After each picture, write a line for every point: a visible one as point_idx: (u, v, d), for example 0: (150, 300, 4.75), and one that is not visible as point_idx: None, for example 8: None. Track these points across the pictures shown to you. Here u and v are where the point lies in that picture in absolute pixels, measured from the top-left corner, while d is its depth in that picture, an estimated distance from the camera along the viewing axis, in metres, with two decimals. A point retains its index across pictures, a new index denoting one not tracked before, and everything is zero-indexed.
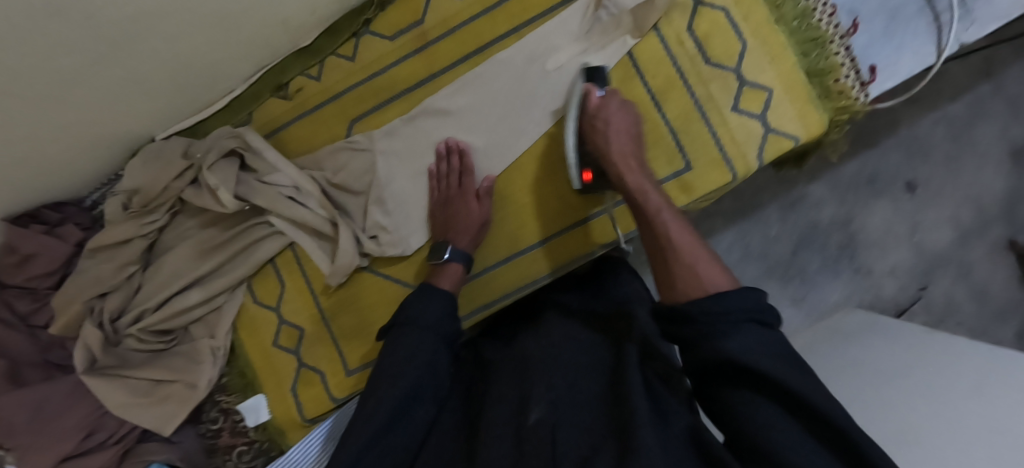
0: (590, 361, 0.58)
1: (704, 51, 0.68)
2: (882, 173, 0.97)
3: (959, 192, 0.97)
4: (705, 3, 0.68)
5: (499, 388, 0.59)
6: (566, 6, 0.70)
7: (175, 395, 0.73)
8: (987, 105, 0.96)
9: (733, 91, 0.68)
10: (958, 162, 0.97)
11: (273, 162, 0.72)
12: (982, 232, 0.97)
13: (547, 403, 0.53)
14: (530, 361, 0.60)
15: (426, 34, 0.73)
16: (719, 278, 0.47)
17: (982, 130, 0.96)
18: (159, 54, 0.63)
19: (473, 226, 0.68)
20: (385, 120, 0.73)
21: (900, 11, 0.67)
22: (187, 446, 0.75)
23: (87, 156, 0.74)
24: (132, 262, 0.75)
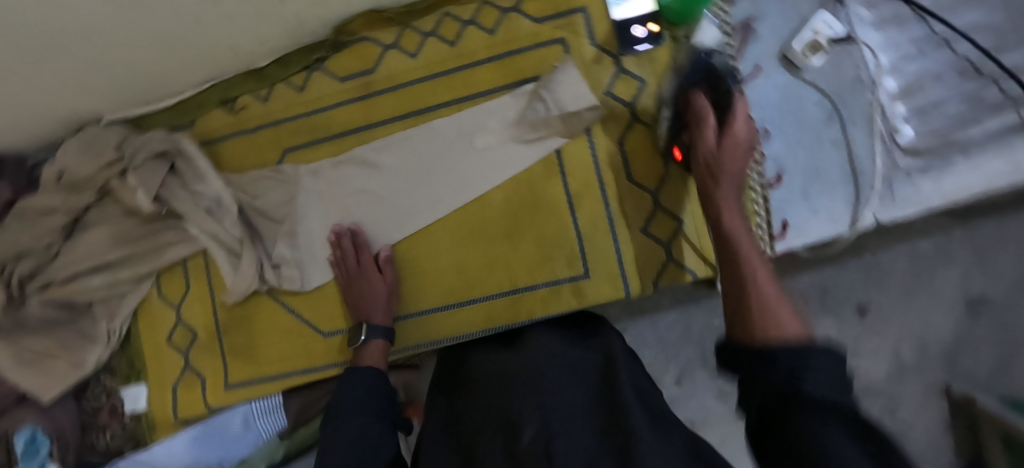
0: (571, 376, 0.54)
1: (628, 167, 0.70)
2: (834, 292, 0.95)
3: (906, 327, 0.94)
4: (641, 120, 0.70)
5: (481, 409, 0.54)
6: (509, 90, 0.73)
7: (58, 368, 0.76)
8: (954, 250, 0.93)
9: (646, 213, 0.70)
10: (913, 298, 0.94)
11: (202, 172, 0.75)
12: (918, 372, 0.94)
13: (538, 420, 0.46)
14: (515, 377, 0.55)
15: (371, 85, 0.75)
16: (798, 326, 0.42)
17: (942, 274, 0.93)
18: (96, 55, 0.65)
19: (381, 300, 0.69)
20: (315, 158, 0.76)
21: (825, 173, 0.68)
22: (60, 418, 0.78)
23: (32, 123, 0.77)
24: (54, 232, 0.78)
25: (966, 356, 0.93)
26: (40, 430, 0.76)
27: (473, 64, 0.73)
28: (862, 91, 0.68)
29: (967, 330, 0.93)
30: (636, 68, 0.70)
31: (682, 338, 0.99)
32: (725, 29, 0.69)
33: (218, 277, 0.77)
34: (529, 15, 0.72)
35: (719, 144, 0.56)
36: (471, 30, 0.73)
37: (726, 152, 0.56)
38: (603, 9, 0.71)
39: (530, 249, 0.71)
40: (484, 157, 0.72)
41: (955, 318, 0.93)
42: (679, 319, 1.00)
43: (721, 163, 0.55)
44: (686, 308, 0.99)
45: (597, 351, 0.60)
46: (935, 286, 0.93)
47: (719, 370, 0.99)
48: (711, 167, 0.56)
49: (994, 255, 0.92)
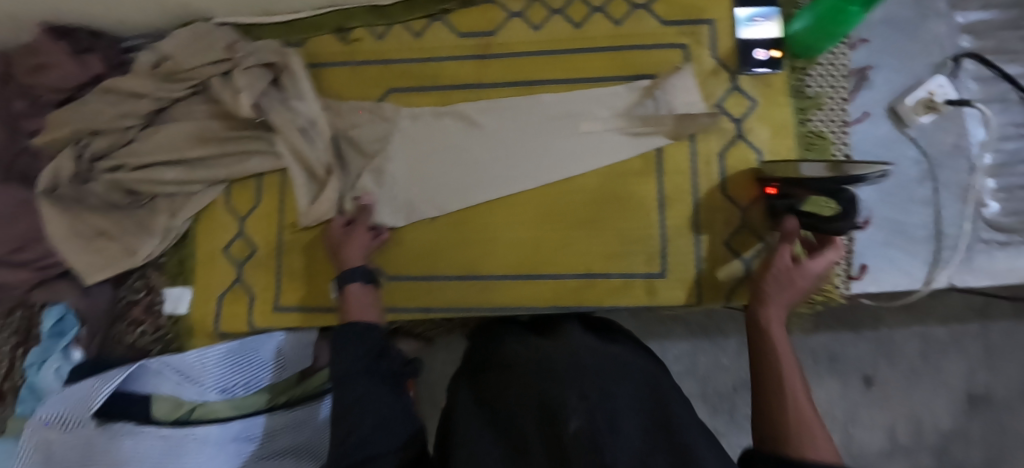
0: (613, 370, 0.50)
1: (724, 181, 0.71)
2: (842, 358, 0.94)
3: (905, 409, 0.93)
4: (746, 138, 0.71)
5: (516, 399, 0.48)
6: (622, 81, 0.74)
7: (110, 251, 0.74)
8: (965, 342, 0.92)
9: (731, 228, 0.70)
10: (918, 380, 0.93)
11: (304, 92, 0.75)
12: (910, 455, 0.92)
13: (586, 413, 0.41)
14: (553, 366, 0.50)
15: (489, 46, 0.75)
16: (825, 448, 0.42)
17: (951, 362, 0.92)
18: None
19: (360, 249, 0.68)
20: (417, 104, 0.76)
21: (908, 229, 0.70)
22: (98, 301, 0.76)
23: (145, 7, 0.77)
24: (133, 117, 0.75)
25: (958, 452, 0.91)
26: (67, 313, 0.75)
27: (591, 49, 0.74)
28: (961, 159, 0.70)
29: (962, 425, 0.91)
30: (750, 88, 0.72)
31: (686, 371, 0.96)
32: (842, 70, 0.71)
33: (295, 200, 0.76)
34: (658, 16, 0.74)
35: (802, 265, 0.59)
36: (598, 17, 0.75)
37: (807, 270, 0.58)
38: (730, 26, 0.73)
39: (609, 239, 0.71)
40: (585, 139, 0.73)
41: (954, 412, 0.92)
42: (690, 351, 0.97)
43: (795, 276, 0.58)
44: (698, 342, 0.97)
45: (640, 364, 0.55)
46: (942, 376, 0.92)
47: (718, 409, 0.96)
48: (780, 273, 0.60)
49: (1003, 358, 0.91)
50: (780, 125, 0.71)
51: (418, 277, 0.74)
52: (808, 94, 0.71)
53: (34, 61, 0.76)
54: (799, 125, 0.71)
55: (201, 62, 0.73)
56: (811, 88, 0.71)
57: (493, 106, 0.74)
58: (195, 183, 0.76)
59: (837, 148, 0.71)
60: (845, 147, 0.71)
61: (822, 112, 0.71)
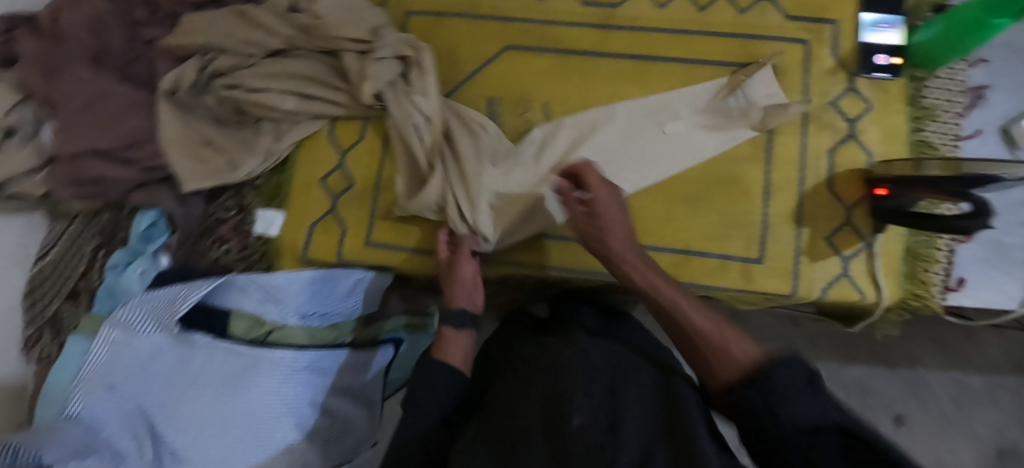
0: (616, 368, 0.50)
1: (832, 178, 0.72)
2: (872, 393, 0.94)
3: (932, 452, 0.91)
4: (857, 139, 0.72)
5: (524, 395, 0.50)
6: (742, 68, 0.75)
7: (214, 164, 0.73)
8: (995, 395, 0.91)
9: (834, 224, 0.71)
10: (944, 428, 0.91)
11: (429, 88, 0.72)
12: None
13: (589, 409, 0.43)
14: (559, 363, 0.51)
15: (611, 17, 0.77)
16: (738, 349, 0.43)
17: (979, 416, 0.91)
18: None
19: (466, 285, 0.65)
20: (534, 64, 0.77)
21: (1006, 250, 0.71)
22: (193, 211, 0.76)
23: None
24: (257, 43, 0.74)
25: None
26: (159, 220, 0.77)
27: (714, 33, 0.75)
28: None
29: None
30: (867, 91, 0.73)
31: None
32: (960, 85, 0.73)
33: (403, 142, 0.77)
34: (783, 10, 0.75)
35: (596, 182, 0.62)
36: (724, 3, 0.76)
37: (602, 190, 0.61)
38: (852, 28, 0.74)
39: (708, 220, 0.72)
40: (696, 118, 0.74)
41: (978, 456, 0.90)
42: None
43: (596, 212, 0.61)
44: None
45: (645, 357, 0.55)
46: (973, 425, 0.91)
47: None
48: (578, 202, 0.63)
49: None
50: (894, 131, 0.72)
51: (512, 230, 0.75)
52: (924, 104, 0.72)
53: None
54: (912, 133, 0.72)
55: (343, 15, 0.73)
56: (927, 99, 0.72)
57: (611, 76, 0.76)
58: (305, 112, 0.77)
59: None
60: None
61: (936, 123, 0.72)
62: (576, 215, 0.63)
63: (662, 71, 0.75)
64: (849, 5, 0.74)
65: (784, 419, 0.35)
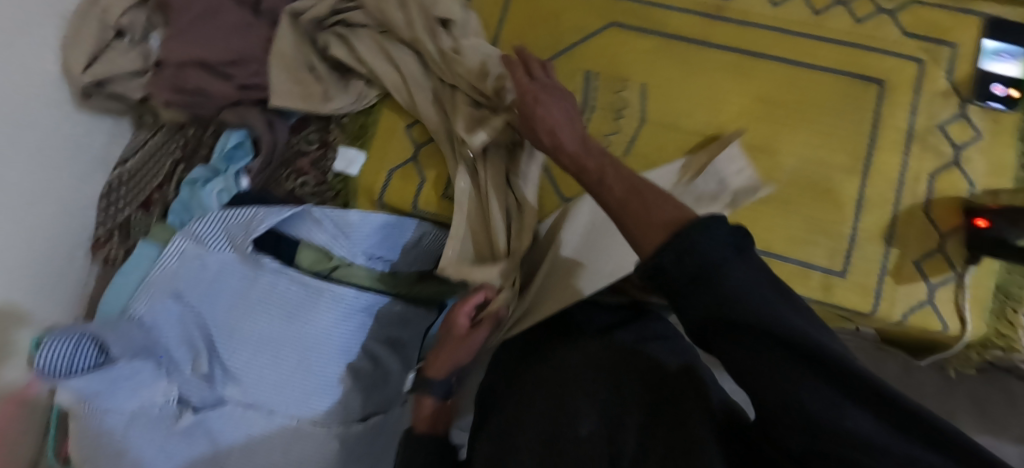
0: (615, 366, 0.53)
1: (929, 202, 0.69)
2: None
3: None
4: (960, 167, 0.70)
5: (533, 404, 0.54)
6: (850, 78, 0.73)
7: (308, 91, 0.75)
8: None
9: (925, 249, 0.68)
10: None
11: (534, 165, 0.70)
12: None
13: (597, 424, 0.48)
14: (565, 380, 0.53)
15: (720, 10, 0.76)
16: (678, 209, 0.35)
17: None
18: None
19: (451, 365, 0.63)
20: (636, 44, 0.77)
21: None
22: (278, 138, 0.77)
23: None
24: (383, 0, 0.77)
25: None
26: (245, 142, 0.78)
27: (826, 39, 0.74)
28: None
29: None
30: (978, 119, 0.70)
31: None
32: None
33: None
34: (901, 25, 0.73)
35: (522, 78, 0.56)
36: (839, 10, 0.75)
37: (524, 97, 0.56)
38: (972, 53, 0.72)
39: (793, 225, 0.70)
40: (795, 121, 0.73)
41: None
42: None
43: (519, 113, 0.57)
44: None
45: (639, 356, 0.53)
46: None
47: None
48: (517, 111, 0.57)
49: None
50: (1002, 164, 0.69)
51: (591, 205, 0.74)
52: None
53: None
54: (1019, 170, 0.69)
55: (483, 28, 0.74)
56: None
57: (713, 66, 0.75)
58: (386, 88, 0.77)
59: None
60: None
61: None
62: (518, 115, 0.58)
63: (765, 69, 0.74)
64: (971, 30, 0.72)
65: (733, 293, 0.28)
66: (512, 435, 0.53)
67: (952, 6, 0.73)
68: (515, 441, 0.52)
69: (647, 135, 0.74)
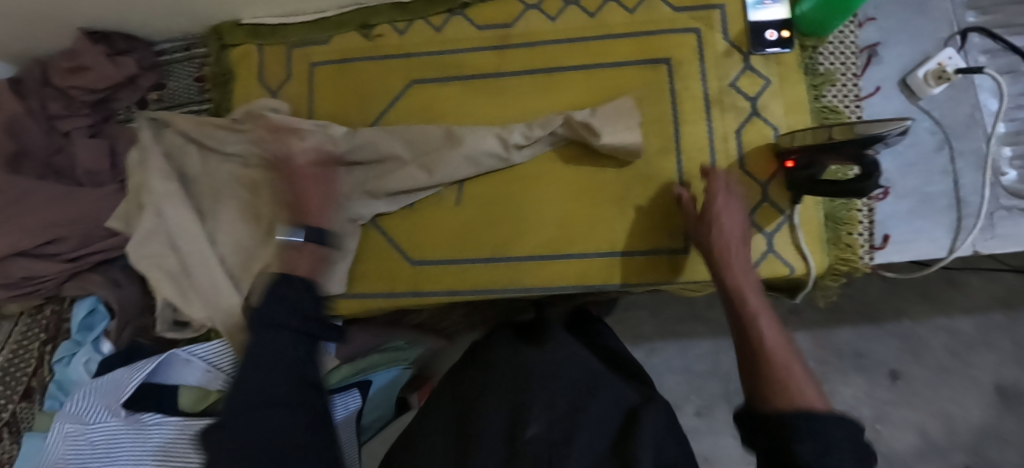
0: (588, 384, 0.58)
1: (742, 158, 0.72)
2: (868, 355, 0.99)
3: (936, 407, 0.97)
4: (761, 115, 0.73)
5: (497, 400, 0.58)
6: (640, 65, 0.76)
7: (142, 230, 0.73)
8: (992, 336, 0.97)
9: (753, 203, 0.71)
10: (947, 374, 0.97)
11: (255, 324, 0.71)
12: (942, 453, 0.95)
13: (545, 421, 0.52)
14: (531, 374, 0.59)
15: (508, 37, 0.78)
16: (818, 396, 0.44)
17: (981, 358, 0.96)
18: None
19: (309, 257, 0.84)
20: (443, 93, 0.78)
21: (932, 198, 0.70)
22: (128, 294, 0.76)
23: (186, 18, 0.81)
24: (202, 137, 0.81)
25: (990, 450, 0.94)
26: (99, 305, 0.77)
27: (609, 36, 0.76)
28: (977, 128, 0.71)
29: (994, 419, 0.95)
30: (762, 68, 0.74)
31: (711, 369, 0.95)
32: (853, 47, 0.73)
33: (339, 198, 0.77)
34: (670, 3, 0.76)
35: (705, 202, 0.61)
36: (612, 5, 0.77)
37: (722, 216, 0.60)
38: (740, 9, 0.76)
39: (633, 218, 0.72)
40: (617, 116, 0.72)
41: (984, 407, 0.95)
42: (713, 349, 0.96)
43: (719, 218, 0.59)
44: (719, 339, 0.96)
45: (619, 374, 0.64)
46: (969, 371, 0.96)
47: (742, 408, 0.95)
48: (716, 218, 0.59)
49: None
50: (795, 102, 0.72)
51: (447, 261, 0.74)
52: (820, 71, 0.73)
53: (69, 63, 0.79)
54: (814, 101, 0.73)
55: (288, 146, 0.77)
56: (822, 65, 0.73)
57: (516, 93, 0.77)
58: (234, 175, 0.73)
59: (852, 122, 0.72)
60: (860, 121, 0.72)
61: (834, 88, 0.73)
62: (691, 221, 0.63)
63: (567, 82, 0.76)
64: None
65: None
66: (471, 439, 0.54)
67: None
68: (471, 440, 0.54)
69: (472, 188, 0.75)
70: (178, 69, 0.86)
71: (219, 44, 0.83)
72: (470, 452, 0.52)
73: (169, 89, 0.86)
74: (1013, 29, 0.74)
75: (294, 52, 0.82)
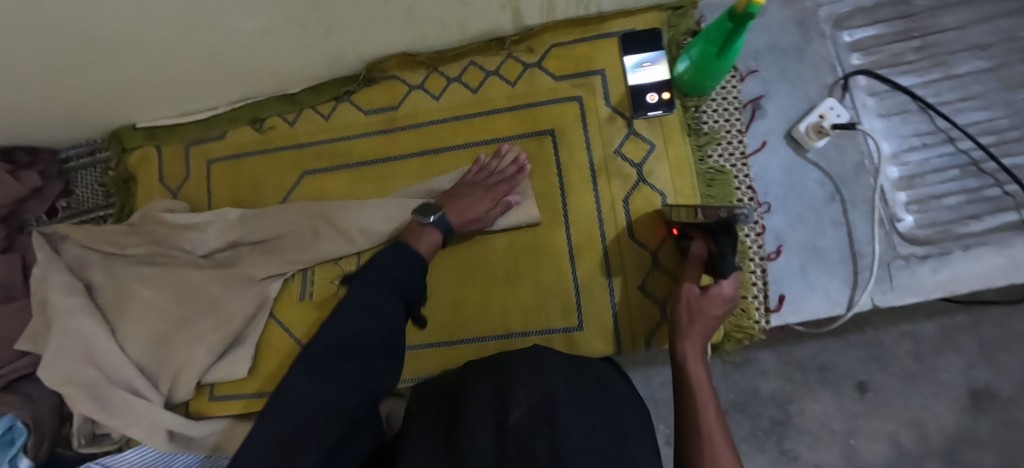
0: (576, 373, 0.50)
1: (631, 226, 0.71)
2: (833, 367, 0.83)
3: (906, 414, 0.82)
4: (647, 181, 0.72)
5: (479, 387, 0.47)
6: (524, 138, 0.75)
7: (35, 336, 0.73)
8: (956, 338, 0.82)
9: (645, 272, 0.70)
10: (914, 381, 0.81)
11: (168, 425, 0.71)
12: (918, 462, 0.81)
13: (529, 405, 0.43)
14: (508, 363, 0.49)
15: (394, 120, 0.78)
16: None
17: (946, 360, 0.81)
18: (131, 71, 0.68)
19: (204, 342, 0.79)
20: (334, 181, 0.79)
21: (823, 252, 0.69)
22: (41, 408, 0.77)
23: (84, 129, 0.83)
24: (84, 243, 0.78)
25: (967, 454, 0.80)
26: (17, 419, 0.73)
27: (492, 111, 0.76)
28: (865, 177, 0.70)
29: (969, 424, 0.80)
30: (646, 131, 0.73)
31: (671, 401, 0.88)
32: (735, 103, 0.72)
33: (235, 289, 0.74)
34: (551, 72, 0.76)
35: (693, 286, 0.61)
36: (494, 80, 0.77)
37: (717, 307, 0.60)
38: (621, 73, 0.74)
39: (527, 297, 0.72)
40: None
41: (957, 410, 0.80)
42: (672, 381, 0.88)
43: (709, 310, 0.59)
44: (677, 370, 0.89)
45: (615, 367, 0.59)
46: (938, 375, 0.81)
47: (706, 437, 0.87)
48: (709, 307, 0.59)
49: (999, 349, 0.81)
50: (679, 165, 0.71)
51: None
52: (704, 130, 0.72)
53: None
54: (699, 162, 0.72)
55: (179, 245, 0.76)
56: (706, 124, 0.73)
57: (402, 177, 0.77)
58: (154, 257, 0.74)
59: (739, 181, 0.71)
60: (747, 179, 0.71)
61: (720, 146, 0.72)
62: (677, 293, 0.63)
63: None
64: (611, 51, 0.75)
65: None
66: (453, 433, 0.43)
67: (587, 35, 0.75)
68: (452, 431, 0.44)
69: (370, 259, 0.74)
70: (87, 174, 0.88)
71: (120, 147, 0.85)
72: (450, 442, 0.42)
73: (78, 195, 0.88)
74: (901, 67, 0.72)
75: (192, 150, 0.84)
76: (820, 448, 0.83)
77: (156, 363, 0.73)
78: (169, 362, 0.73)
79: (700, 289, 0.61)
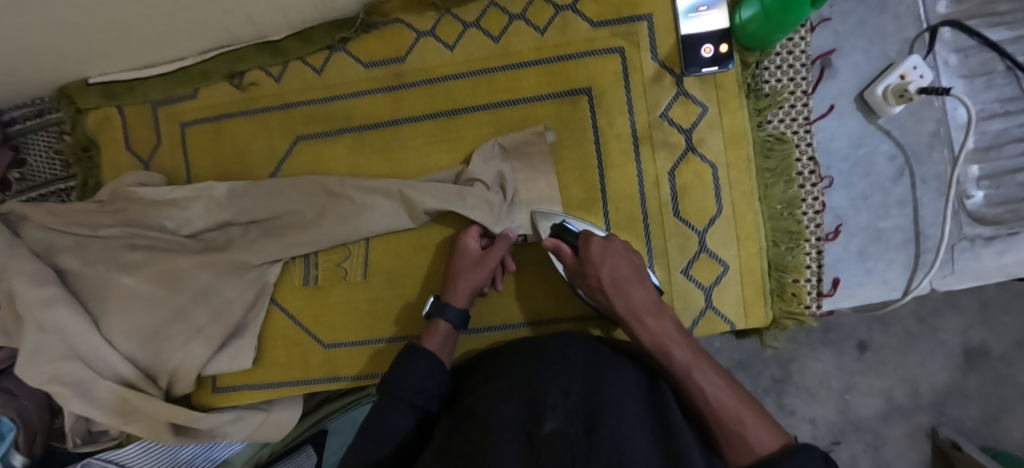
0: (608, 366, 0.45)
1: (677, 202, 0.63)
2: (837, 324, 0.78)
3: (900, 371, 0.78)
4: (697, 150, 0.63)
5: (501, 389, 0.43)
6: (554, 99, 0.64)
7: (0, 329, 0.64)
8: (960, 296, 0.76)
9: (690, 254, 0.63)
10: (915, 338, 0.77)
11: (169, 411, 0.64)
12: (907, 415, 0.77)
13: (564, 413, 0.37)
14: (537, 364, 0.45)
15: (400, 76, 0.66)
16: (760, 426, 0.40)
17: (948, 320, 0.76)
18: (78, 16, 0.54)
19: None
20: (331, 149, 0.68)
21: (885, 234, 0.63)
22: (26, 403, 0.70)
23: (27, 86, 0.69)
24: (39, 222, 0.67)
25: (954, 407, 0.77)
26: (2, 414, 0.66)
27: (517, 66, 0.64)
28: (939, 149, 0.62)
29: (959, 379, 0.76)
30: (698, 92, 0.62)
31: None
32: (803, 59, 0.62)
33: (220, 271, 0.66)
34: (587, 17, 0.63)
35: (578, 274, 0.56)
36: (519, 26, 0.64)
37: (603, 268, 0.54)
38: (671, 20, 0.62)
39: (558, 283, 0.65)
40: (533, 172, 0.63)
41: (950, 367, 0.76)
42: None
43: (600, 278, 0.54)
44: None
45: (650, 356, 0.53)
46: (936, 334, 0.77)
47: None
48: (597, 277, 0.54)
49: (1003, 309, 0.76)
50: (736, 133, 0.62)
51: (356, 343, 0.67)
52: (764, 91, 0.63)
53: None
54: (757, 129, 0.63)
55: (154, 223, 0.66)
56: (767, 84, 0.63)
57: (413, 145, 0.67)
58: (140, 249, 0.66)
59: (800, 151, 0.63)
60: (810, 149, 0.63)
61: (781, 111, 0.63)
62: (578, 279, 0.58)
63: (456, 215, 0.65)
64: None
65: None
66: (471, 439, 0.38)
67: None
68: (474, 437, 0.38)
69: (381, 242, 0.67)
70: (37, 139, 0.75)
71: (73, 108, 0.72)
72: (472, 451, 0.36)
73: (31, 164, 0.75)
74: (990, 19, 0.62)
75: (160, 111, 0.71)
76: (816, 403, 0.79)
77: (149, 357, 0.66)
78: (162, 354, 0.66)
79: (584, 269, 0.56)
